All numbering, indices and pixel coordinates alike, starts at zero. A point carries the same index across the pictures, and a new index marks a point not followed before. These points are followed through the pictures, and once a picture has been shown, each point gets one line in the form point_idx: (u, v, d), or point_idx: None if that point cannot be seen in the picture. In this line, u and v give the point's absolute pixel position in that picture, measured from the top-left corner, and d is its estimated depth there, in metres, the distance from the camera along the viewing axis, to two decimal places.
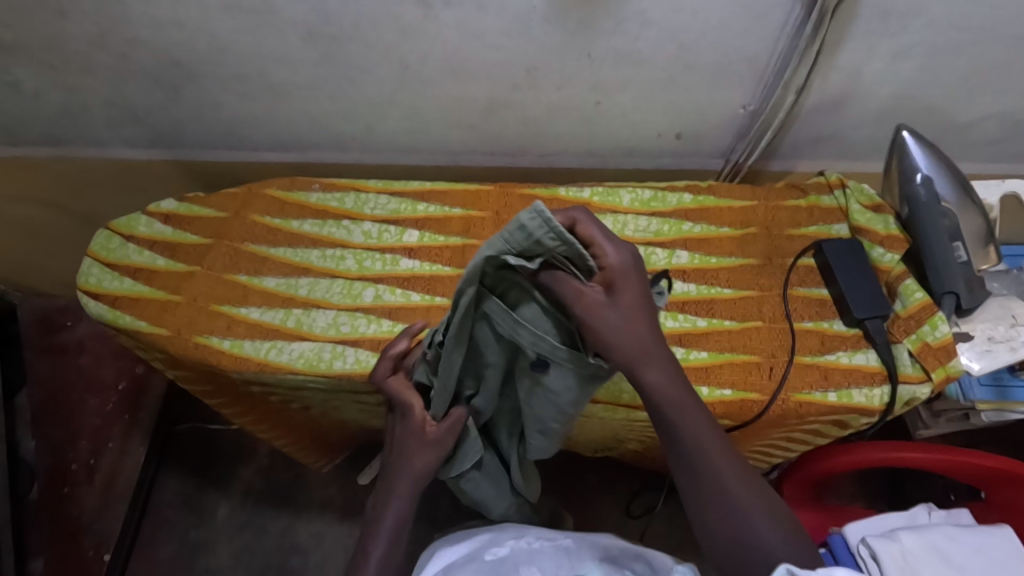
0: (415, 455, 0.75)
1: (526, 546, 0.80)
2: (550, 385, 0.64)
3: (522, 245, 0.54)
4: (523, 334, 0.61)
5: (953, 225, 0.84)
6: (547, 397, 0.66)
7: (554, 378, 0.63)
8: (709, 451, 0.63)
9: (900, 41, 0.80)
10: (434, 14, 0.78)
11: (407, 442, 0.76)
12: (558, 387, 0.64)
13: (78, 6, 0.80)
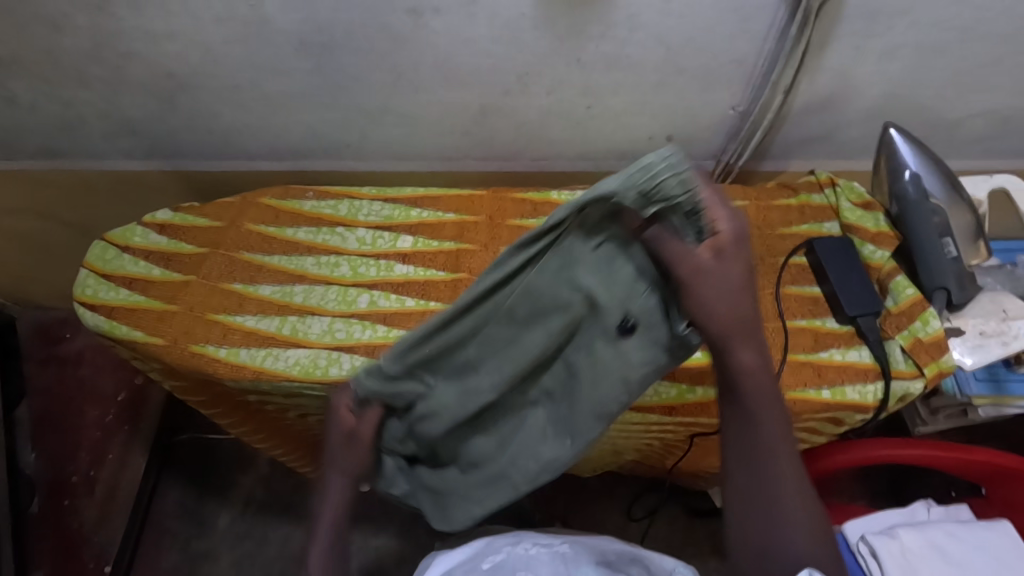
0: (341, 469, 0.67)
1: (522, 552, 0.79)
2: (605, 362, 0.57)
3: (642, 186, 0.49)
4: (605, 289, 0.54)
5: (943, 221, 0.84)
6: (598, 382, 0.57)
7: (618, 353, 0.56)
8: (776, 450, 0.53)
9: (886, 41, 0.81)
10: (425, 22, 0.79)
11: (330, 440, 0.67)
12: (617, 365, 0.56)
13: (73, 20, 0.81)
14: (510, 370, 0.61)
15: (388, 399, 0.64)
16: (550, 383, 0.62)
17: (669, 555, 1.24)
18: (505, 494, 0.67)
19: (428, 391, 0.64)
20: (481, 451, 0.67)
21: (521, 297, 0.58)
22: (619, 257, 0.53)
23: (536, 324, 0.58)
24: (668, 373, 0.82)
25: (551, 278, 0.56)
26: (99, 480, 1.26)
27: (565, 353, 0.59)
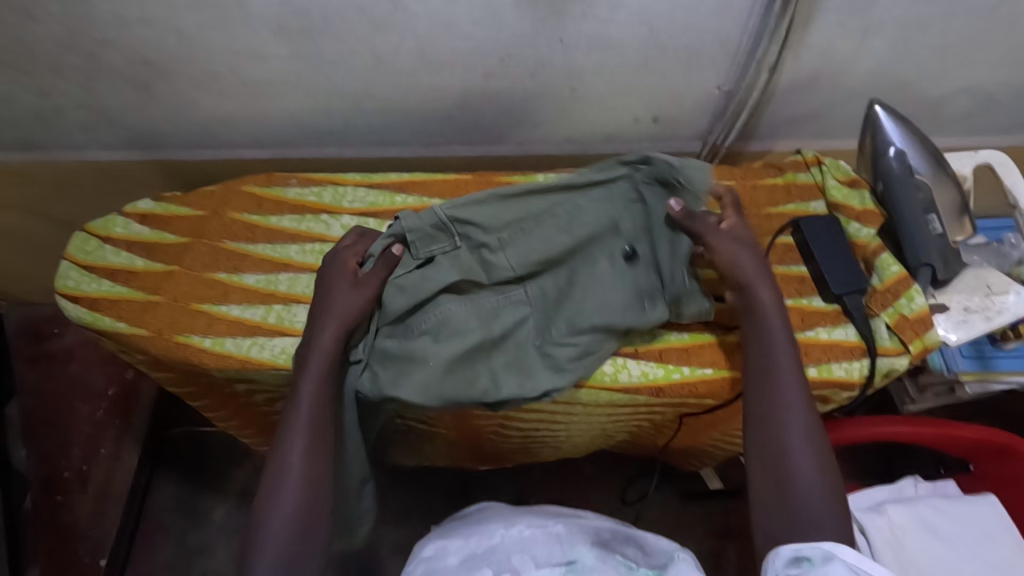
0: (336, 326, 0.72)
1: (516, 534, 0.79)
2: (599, 281, 0.79)
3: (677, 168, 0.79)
4: (627, 218, 0.80)
5: (927, 197, 0.84)
6: (595, 296, 0.78)
7: (618, 275, 0.79)
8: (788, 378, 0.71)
9: (871, 17, 0.80)
10: (404, 3, 0.78)
11: (333, 278, 0.75)
12: (611, 286, 0.79)
13: (44, 6, 0.79)
14: (538, 253, 0.78)
15: (423, 241, 0.77)
16: (552, 287, 0.79)
17: (663, 536, 1.25)
18: (472, 377, 0.76)
19: (450, 250, 0.78)
20: (466, 327, 0.76)
21: (575, 202, 0.80)
22: (660, 224, 0.80)
23: (574, 231, 0.79)
24: (656, 355, 0.82)
25: (598, 211, 0.79)
26: (91, 475, 1.25)
27: (578, 271, 0.80)
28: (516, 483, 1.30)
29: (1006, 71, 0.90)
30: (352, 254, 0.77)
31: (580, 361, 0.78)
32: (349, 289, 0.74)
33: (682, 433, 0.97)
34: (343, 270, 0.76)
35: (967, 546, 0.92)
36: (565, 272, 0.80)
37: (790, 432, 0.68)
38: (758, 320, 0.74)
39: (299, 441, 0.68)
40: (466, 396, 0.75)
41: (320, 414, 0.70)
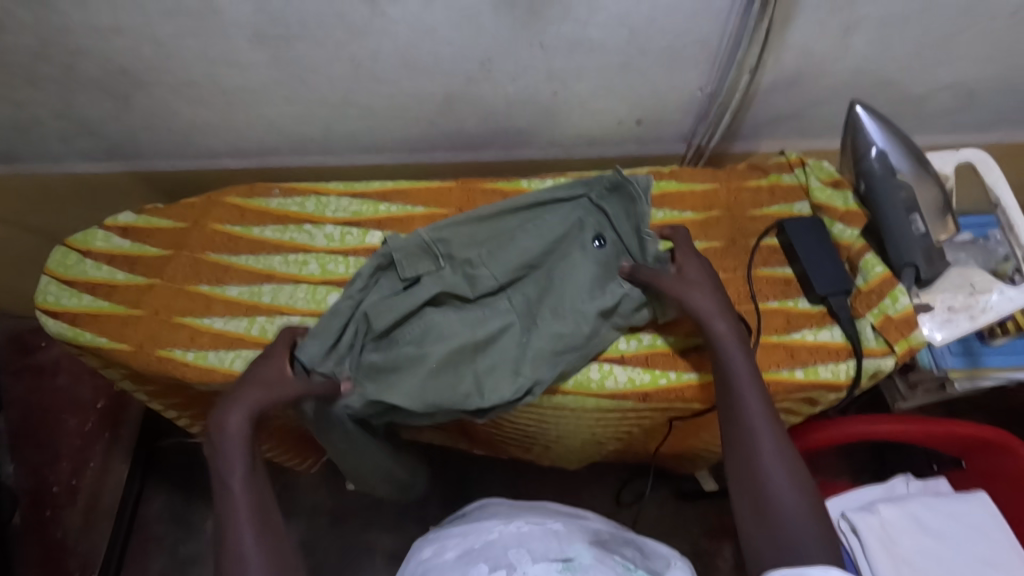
0: (257, 386, 0.69)
1: (514, 531, 0.78)
2: (576, 272, 0.80)
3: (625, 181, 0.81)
4: (589, 223, 0.82)
5: (911, 196, 0.84)
6: (574, 286, 0.80)
7: (594, 263, 0.81)
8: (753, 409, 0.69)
9: (849, 15, 0.80)
10: (382, 9, 0.77)
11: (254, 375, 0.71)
12: (589, 276, 0.80)
13: (16, 17, 0.78)
14: (516, 264, 0.81)
15: (409, 260, 0.80)
16: (533, 294, 0.81)
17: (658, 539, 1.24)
18: (453, 384, 0.75)
19: (434, 270, 0.80)
20: (448, 334, 0.78)
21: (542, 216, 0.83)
22: (621, 207, 0.82)
23: (543, 237, 0.82)
24: (643, 360, 0.82)
25: (562, 214, 0.83)
26: (80, 489, 1.23)
27: (555, 267, 0.82)
28: (509, 489, 1.29)
29: (986, 68, 0.90)
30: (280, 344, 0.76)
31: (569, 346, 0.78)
32: (277, 364, 0.73)
33: (673, 435, 0.96)
34: (275, 350, 0.75)
35: (959, 542, 0.91)
36: (541, 276, 0.82)
37: (769, 464, 0.66)
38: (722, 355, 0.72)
39: (246, 506, 0.64)
40: (452, 400, 0.75)
41: (257, 483, 0.66)
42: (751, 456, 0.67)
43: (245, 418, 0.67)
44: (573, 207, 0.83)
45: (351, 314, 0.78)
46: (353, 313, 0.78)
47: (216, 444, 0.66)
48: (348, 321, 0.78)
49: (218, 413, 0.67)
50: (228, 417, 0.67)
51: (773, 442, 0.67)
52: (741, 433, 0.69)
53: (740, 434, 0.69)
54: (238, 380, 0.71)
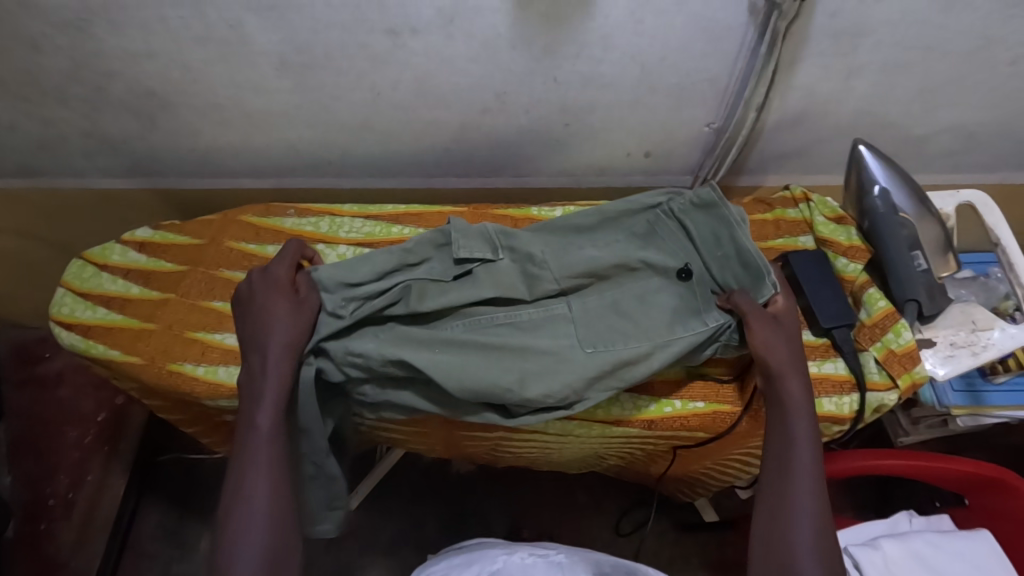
0: (288, 325, 0.72)
1: (518, 561, 0.80)
2: (651, 295, 0.81)
3: (710, 203, 0.83)
4: (670, 244, 0.83)
5: (912, 234, 0.86)
6: (651, 311, 0.79)
7: (671, 288, 0.81)
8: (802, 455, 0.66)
9: (853, 59, 0.83)
10: (404, 42, 0.80)
11: (269, 296, 0.75)
12: (667, 303, 0.80)
13: (53, 40, 0.81)
14: (580, 269, 0.82)
15: (465, 241, 0.82)
16: (599, 307, 0.80)
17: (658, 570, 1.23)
18: (484, 364, 0.74)
19: (488, 258, 0.82)
20: (483, 328, 0.79)
21: (620, 237, 0.85)
22: (708, 237, 0.82)
23: (615, 251, 0.82)
24: (648, 387, 0.83)
25: (639, 228, 0.85)
26: (77, 502, 1.22)
27: (630, 285, 0.82)
28: (508, 514, 1.28)
29: (986, 112, 0.93)
30: (284, 274, 0.78)
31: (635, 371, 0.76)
32: (290, 302, 0.75)
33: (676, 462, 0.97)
34: (276, 285, 0.76)
35: None
36: (610, 290, 0.82)
37: (801, 504, 0.63)
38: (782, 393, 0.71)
39: (263, 443, 0.65)
40: (489, 390, 0.73)
41: (280, 432, 0.66)
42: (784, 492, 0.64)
43: (279, 359, 0.70)
44: (654, 223, 0.85)
45: (390, 282, 0.80)
46: (393, 283, 0.80)
47: (252, 381, 0.69)
48: (387, 288, 0.79)
49: (256, 352, 0.71)
50: (265, 359, 0.70)
51: (811, 484, 0.64)
52: (780, 468, 0.66)
53: (779, 471, 0.66)
54: (253, 321, 0.73)
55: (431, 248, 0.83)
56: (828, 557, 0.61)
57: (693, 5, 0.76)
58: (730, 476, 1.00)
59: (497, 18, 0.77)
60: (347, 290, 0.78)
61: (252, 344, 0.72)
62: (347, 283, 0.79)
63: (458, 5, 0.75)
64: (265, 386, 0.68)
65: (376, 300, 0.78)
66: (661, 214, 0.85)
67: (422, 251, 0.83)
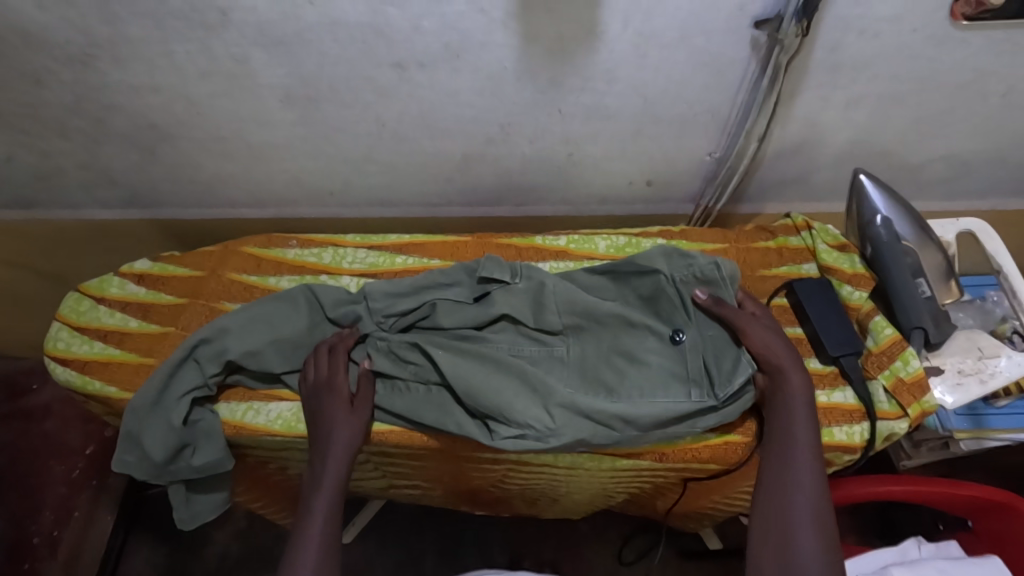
0: (346, 431, 0.74)
1: None
2: (643, 355, 0.80)
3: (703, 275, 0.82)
4: (665, 308, 0.82)
5: (915, 262, 0.87)
6: (639, 373, 0.79)
7: (664, 353, 0.80)
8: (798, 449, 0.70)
9: (851, 91, 0.85)
10: (410, 75, 0.81)
11: (333, 413, 0.75)
12: (656, 364, 0.79)
13: (56, 75, 0.81)
14: (582, 309, 0.83)
15: (490, 265, 0.86)
16: (594, 356, 0.81)
17: None
18: (483, 372, 0.77)
19: (507, 283, 0.85)
20: (485, 346, 0.82)
21: (629, 296, 0.86)
22: (704, 313, 0.81)
23: (615, 308, 0.82)
24: None
25: (642, 287, 0.85)
26: (63, 540, 1.15)
27: (626, 340, 0.81)
28: (510, 544, 1.26)
29: (979, 141, 0.95)
30: (341, 377, 0.78)
31: (601, 433, 0.74)
32: (347, 409, 0.76)
33: (682, 497, 0.95)
34: (337, 387, 0.77)
35: None
36: (606, 337, 0.82)
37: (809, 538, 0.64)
38: (787, 424, 0.73)
39: (320, 534, 0.67)
40: (476, 391, 0.75)
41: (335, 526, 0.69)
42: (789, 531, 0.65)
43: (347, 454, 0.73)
44: (653, 287, 0.83)
45: (421, 298, 0.85)
46: (423, 299, 0.85)
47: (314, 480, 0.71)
48: (420, 303, 0.85)
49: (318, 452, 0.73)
50: (326, 458, 0.72)
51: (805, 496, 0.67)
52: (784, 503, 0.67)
53: (778, 479, 0.69)
54: (315, 426, 0.75)
55: (462, 274, 0.88)
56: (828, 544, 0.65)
57: (696, 40, 0.77)
58: (733, 506, 0.99)
59: (504, 52, 0.78)
60: (385, 301, 0.85)
61: (315, 446, 0.74)
62: (390, 294, 0.86)
63: (465, 40, 0.76)
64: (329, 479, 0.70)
65: (408, 314, 0.85)
66: (663, 281, 0.83)
67: (455, 276, 0.87)
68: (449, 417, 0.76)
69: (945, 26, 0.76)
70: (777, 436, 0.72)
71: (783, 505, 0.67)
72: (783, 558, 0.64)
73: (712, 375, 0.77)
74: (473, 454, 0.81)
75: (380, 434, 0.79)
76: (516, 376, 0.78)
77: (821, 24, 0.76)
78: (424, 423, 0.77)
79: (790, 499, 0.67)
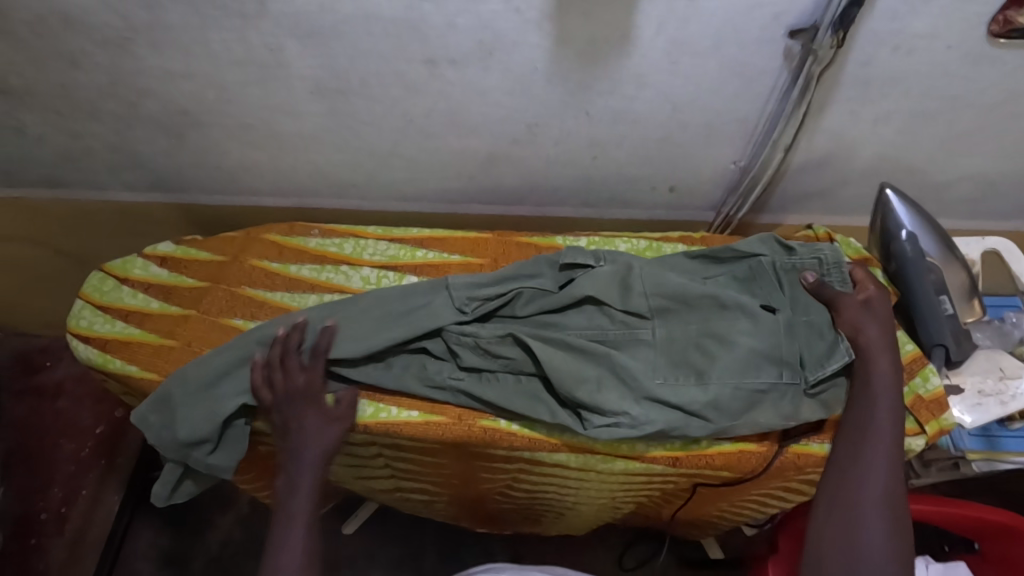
0: (322, 441, 0.75)
1: None
2: (733, 336, 0.78)
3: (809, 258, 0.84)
4: (761, 290, 0.83)
5: (939, 279, 0.87)
6: (730, 356, 0.77)
7: (759, 332, 0.78)
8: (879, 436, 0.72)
9: (881, 106, 0.85)
10: (441, 72, 0.81)
11: (308, 422, 0.75)
12: (749, 345, 0.77)
13: (92, 57, 0.82)
14: (670, 294, 0.82)
15: (572, 251, 0.86)
16: (681, 339, 0.80)
17: None
18: (572, 362, 0.77)
19: (591, 267, 0.86)
20: (568, 332, 0.82)
21: (722, 278, 0.86)
22: (802, 300, 0.81)
23: (712, 288, 0.82)
24: None
25: (738, 269, 0.85)
26: (70, 517, 1.17)
27: (717, 322, 0.80)
28: (512, 543, 1.26)
29: (1007, 162, 0.95)
30: (316, 379, 0.77)
31: (688, 421, 0.75)
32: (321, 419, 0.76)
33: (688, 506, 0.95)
34: (311, 394, 0.76)
35: None
36: (695, 322, 0.81)
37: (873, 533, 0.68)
38: (869, 411, 0.73)
39: (302, 538, 0.70)
40: (569, 382, 0.75)
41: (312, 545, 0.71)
42: (853, 527, 0.68)
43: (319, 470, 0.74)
44: (750, 267, 0.85)
45: (505, 286, 0.85)
46: (509, 286, 0.85)
47: (290, 488, 0.73)
48: (507, 290, 0.84)
49: (290, 462, 0.74)
50: (302, 467, 0.73)
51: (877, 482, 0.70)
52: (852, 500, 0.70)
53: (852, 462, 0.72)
54: (288, 432, 0.75)
55: (543, 263, 0.87)
56: (893, 530, 0.68)
57: (729, 49, 0.77)
58: (736, 517, 1.00)
59: (536, 53, 0.78)
60: (466, 287, 0.85)
61: (290, 451, 0.74)
62: (472, 284, 0.85)
63: (498, 39, 0.76)
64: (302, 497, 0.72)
65: (492, 301, 0.84)
66: (764, 263, 0.85)
67: (537, 266, 0.87)
68: (542, 407, 0.77)
69: (981, 45, 0.76)
70: (856, 421, 0.73)
71: (850, 505, 0.69)
72: (844, 553, 0.68)
73: (802, 359, 0.78)
74: (486, 450, 0.81)
75: (395, 426, 0.80)
76: (605, 366, 0.78)
77: (856, 38, 0.76)
78: (516, 411, 0.78)
79: (862, 483, 0.70)
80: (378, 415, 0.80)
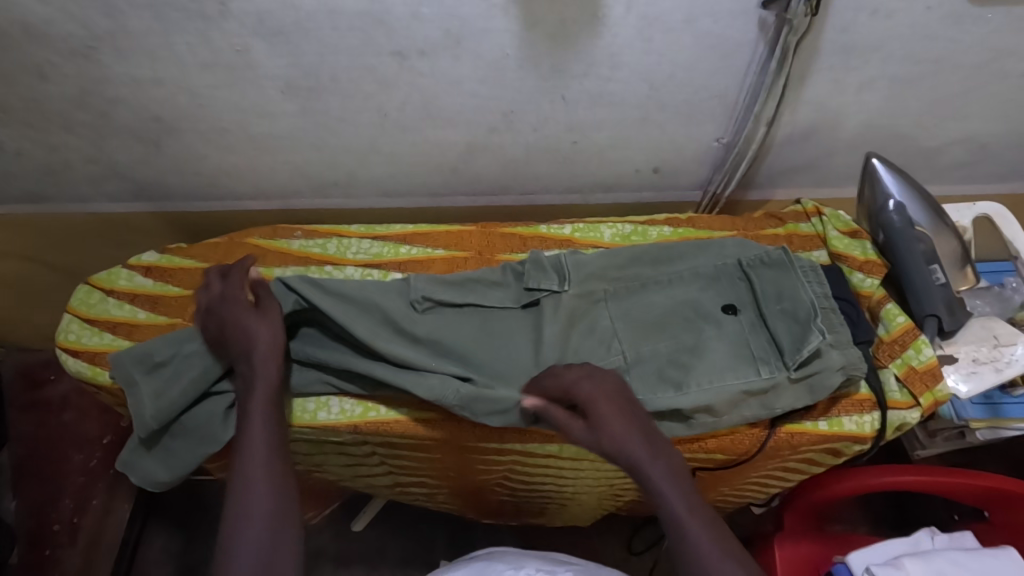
0: (264, 331, 0.72)
1: None
2: (705, 343, 0.78)
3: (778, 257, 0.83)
4: (730, 291, 0.83)
5: (929, 248, 0.86)
6: (703, 364, 0.76)
7: (725, 331, 0.79)
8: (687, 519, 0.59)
9: (863, 73, 0.83)
10: (410, 64, 0.80)
11: (237, 316, 0.74)
12: (719, 348, 0.77)
13: (59, 68, 0.81)
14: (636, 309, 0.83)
15: (537, 272, 0.84)
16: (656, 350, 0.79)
17: None
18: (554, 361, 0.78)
19: (556, 290, 0.84)
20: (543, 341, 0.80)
21: (686, 272, 0.85)
22: (773, 290, 0.81)
23: (674, 294, 0.83)
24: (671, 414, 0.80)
25: (704, 267, 0.85)
26: (82, 527, 1.15)
27: (687, 327, 0.80)
28: (519, 532, 1.25)
29: (997, 124, 0.92)
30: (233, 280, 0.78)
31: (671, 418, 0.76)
32: (256, 314, 0.74)
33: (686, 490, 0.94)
34: (239, 300, 0.75)
35: None
36: (667, 329, 0.80)
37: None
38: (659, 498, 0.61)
39: (263, 436, 0.64)
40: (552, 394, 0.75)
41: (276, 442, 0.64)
42: None
43: (269, 359, 0.70)
44: (721, 272, 0.84)
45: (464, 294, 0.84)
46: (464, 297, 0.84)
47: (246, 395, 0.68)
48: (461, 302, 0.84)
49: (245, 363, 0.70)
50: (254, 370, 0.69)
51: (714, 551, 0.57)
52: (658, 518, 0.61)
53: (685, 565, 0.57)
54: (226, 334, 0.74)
55: (509, 276, 0.86)
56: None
57: (702, 23, 0.75)
58: (743, 495, 0.97)
59: (505, 39, 0.77)
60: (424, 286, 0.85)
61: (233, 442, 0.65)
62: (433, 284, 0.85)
63: (465, 26, 0.75)
64: (258, 397, 0.67)
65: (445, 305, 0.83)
66: (731, 266, 0.85)
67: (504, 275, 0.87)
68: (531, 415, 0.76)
69: (963, 3, 0.74)
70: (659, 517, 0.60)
71: None
72: None
73: (779, 347, 0.77)
74: (478, 445, 0.81)
75: (385, 424, 0.79)
76: None
77: (830, 4, 0.73)
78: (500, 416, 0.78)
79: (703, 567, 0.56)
80: (369, 415, 0.80)
